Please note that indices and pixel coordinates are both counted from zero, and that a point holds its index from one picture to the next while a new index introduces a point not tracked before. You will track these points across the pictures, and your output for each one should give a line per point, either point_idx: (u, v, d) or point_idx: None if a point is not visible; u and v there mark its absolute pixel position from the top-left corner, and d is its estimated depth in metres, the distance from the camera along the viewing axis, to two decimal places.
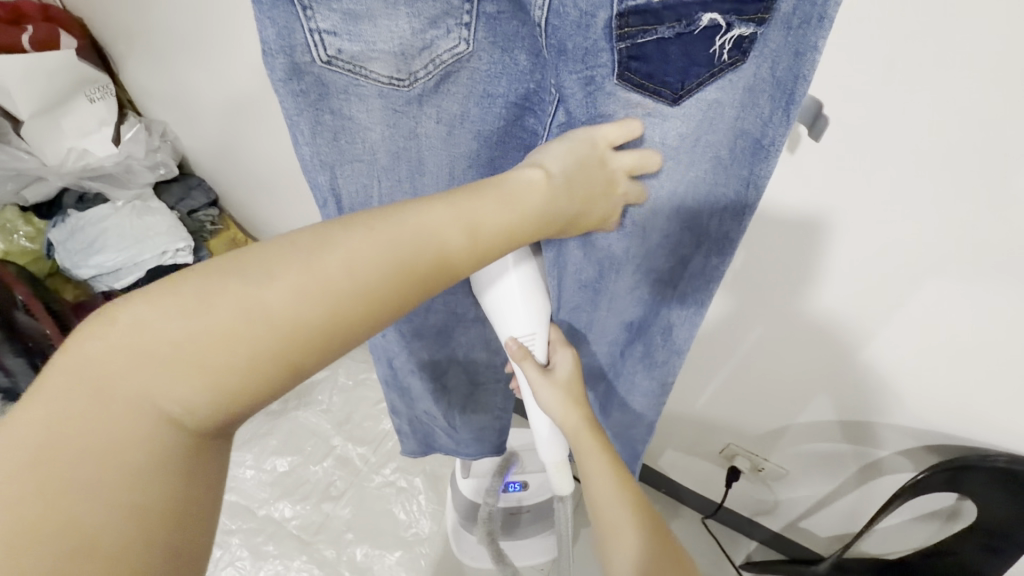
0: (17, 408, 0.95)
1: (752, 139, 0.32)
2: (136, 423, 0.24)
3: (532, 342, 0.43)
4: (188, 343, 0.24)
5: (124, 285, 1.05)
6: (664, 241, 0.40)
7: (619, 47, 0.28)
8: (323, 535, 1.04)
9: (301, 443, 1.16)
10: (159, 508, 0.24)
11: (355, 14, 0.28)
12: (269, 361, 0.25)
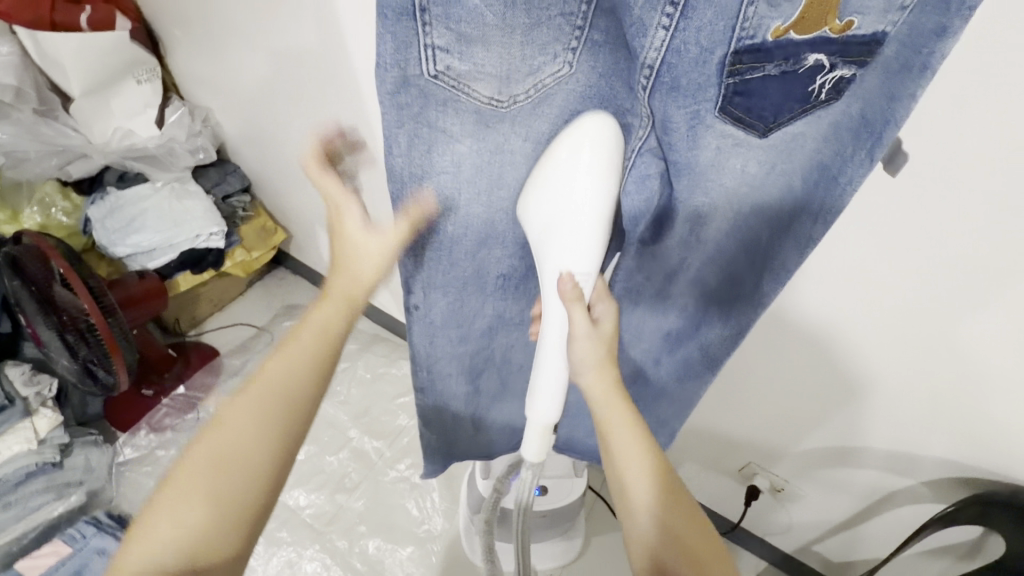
0: (46, 379, 0.97)
1: (828, 173, 0.34)
2: (233, 437, 0.40)
3: (587, 284, 0.36)
4: (256, 386, 0.41)
5: (157, 264, 1.07)
6: (716, 261, 0.43)
7: (728, 83, 0.29)
8: (337, 526, 1.05)
9: (317, 432, 1.17)
10: (245, 476, 0.39)
11: (469, 36, 0.29)
12: (302, 377, 0.42)
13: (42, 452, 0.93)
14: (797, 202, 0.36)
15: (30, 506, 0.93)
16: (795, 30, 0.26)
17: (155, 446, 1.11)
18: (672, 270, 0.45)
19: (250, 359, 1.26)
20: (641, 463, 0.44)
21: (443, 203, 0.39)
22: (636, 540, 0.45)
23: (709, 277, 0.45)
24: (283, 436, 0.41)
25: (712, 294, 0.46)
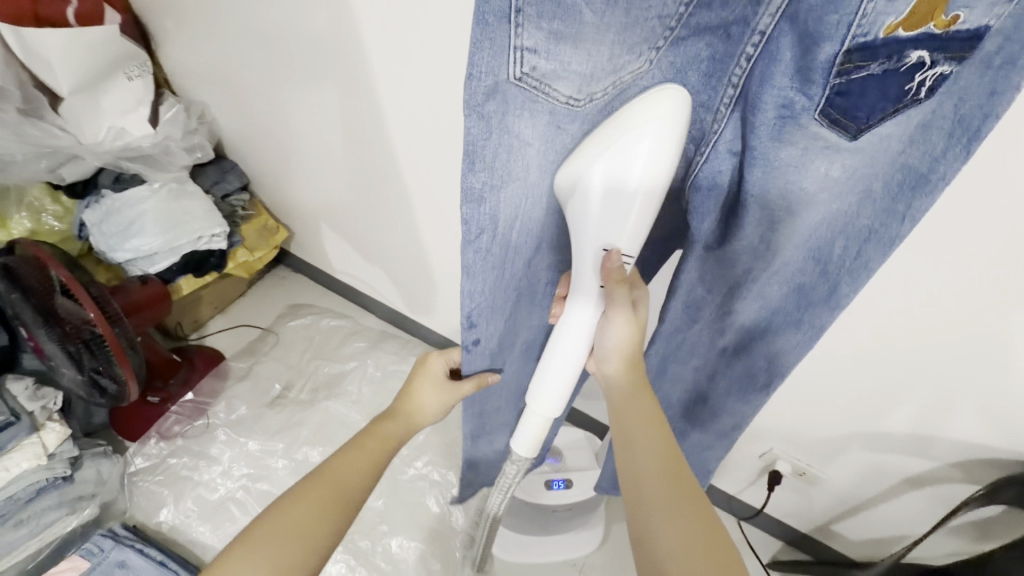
0: (51, 392, 0.93)
1: (916, 173, 0.33)
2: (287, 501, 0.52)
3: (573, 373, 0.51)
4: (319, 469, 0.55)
5: (159, 269, 1.04)
6: (787, 267, 0.42)
7: (833, 82, 0.29)
8: (358, 526, 1.04)
9: (331, 433, 1.16)
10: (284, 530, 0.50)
11: (560, 34, 0.29)
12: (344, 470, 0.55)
13: (53, 466, 0.90)
14: (883, 210, 0.35)
15: (43, 523, 0.90)
16: (904, 27, 0.27)
17: (167, 455, 1.08)
18: (738, 281, 0.46)
19: (257, 361, 1.24)
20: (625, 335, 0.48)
21: (514, 210, 0.40)
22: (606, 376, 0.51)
23: (777, 285, 0.44)
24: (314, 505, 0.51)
25: (780, 309, 0.45)
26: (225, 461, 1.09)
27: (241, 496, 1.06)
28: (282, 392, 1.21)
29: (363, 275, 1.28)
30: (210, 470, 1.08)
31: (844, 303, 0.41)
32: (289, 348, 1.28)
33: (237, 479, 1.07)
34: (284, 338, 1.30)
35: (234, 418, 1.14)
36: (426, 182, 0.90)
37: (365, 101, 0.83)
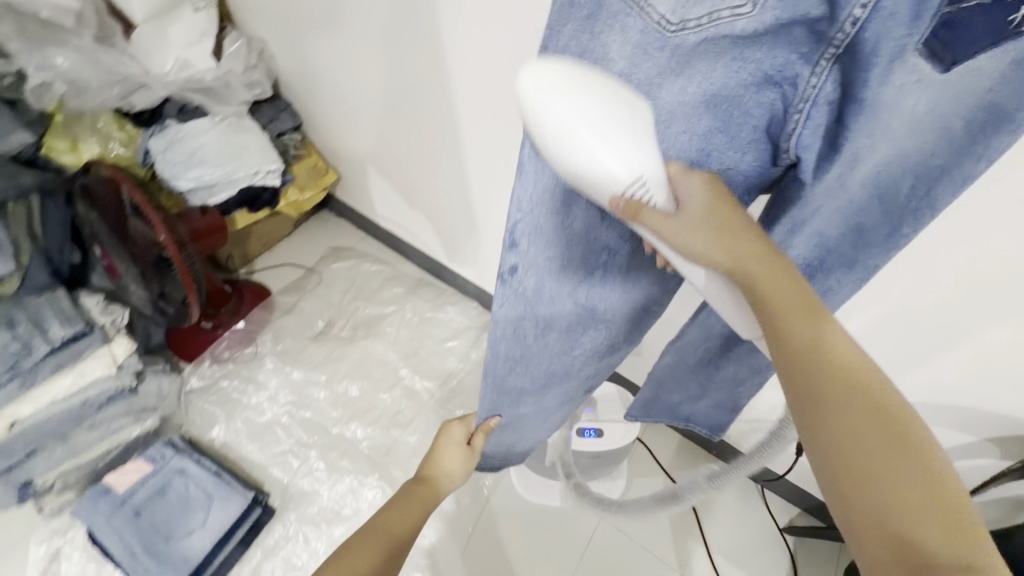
0: (119, 308, 1.00)
1: (1000, 111, 0.34)
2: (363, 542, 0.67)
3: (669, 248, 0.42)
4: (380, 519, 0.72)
5: (217, 201, 1.08)
6: (849, 204, 0.44)
7: (944, 12, 0.30)
8: (393, 457, 1.10)
9: (369, 370, 1.21)
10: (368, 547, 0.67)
11: None
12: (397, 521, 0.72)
13: (121, 377, 0.97)
14: (957, 148, 0.37)
15: (112, 427, 0.98)
16: None
17: (219, 376, 1.16)
18: (802, 219, 0.47)
19: (302, 298, 1.30)
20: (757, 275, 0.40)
21: None
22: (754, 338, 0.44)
23: (834, 222, 0.46)
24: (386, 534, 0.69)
25: (834, 244, 0.48)
26: (272, 387, 1.16)
27: (286, 420, 1.13)
28: (325, 328, 1.27)
29: (405, 223, 1.31)
30: (258, 394, 1.15)
31: (902, 240, 0.45)
32: (332, 288, 1.33)
33: (282, 405, 1.14)
34: (327, 278, 1.35)
35: (280, 348, 1.21)
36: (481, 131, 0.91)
37: (422, 41, 0.84)
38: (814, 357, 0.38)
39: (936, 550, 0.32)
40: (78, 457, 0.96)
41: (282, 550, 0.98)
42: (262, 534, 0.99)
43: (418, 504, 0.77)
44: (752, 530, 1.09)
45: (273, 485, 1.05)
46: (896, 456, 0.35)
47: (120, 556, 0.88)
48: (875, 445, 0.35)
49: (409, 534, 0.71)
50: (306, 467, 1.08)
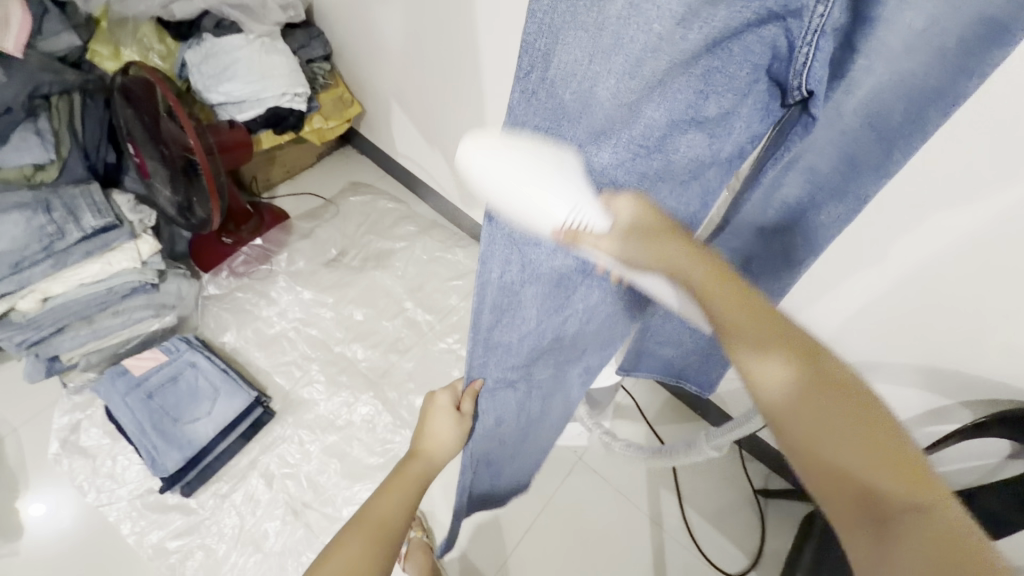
0: (147, 209, 1.07)
1: (995, 25, 0.34)
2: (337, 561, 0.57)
3: (580, 218, 0.37)
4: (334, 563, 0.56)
5: (245, 118, 1.12)
6: (842, 133, 0.45)
7: None
8: (389, 380, 1.16)
9: (375, 299, 1.26)
10: None
11: None
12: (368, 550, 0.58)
13: (145, 272, 1.04)
14: (954, 70, 0.37)
15: (133, 318, 1.05)
16: None
17: (234, 288, 1.22)
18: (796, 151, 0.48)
19: (319, 225, 1.35)
20: (731, 302, 0.38)
21: (596, 136, 0.36)
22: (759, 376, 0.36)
23: (829, 152, 0.48)
24: None
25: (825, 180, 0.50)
26: (283, 303, 1.22)
27: (293, 334, 1.19)
28: (337, 256, 1.32)
29: (423, 162, 1.34)
30: (269, 308, 1.21)
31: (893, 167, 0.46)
32: (347, 219, 1.38)
33: (290, 320, 1.21)
34: (343, 210, 1.40)
35: (293, 269, 1.27)
36: (499, 66, 0.93)
37: None
38: (755, 334, 0.37)
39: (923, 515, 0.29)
40: (102, 340, 1.04)
41: (278, 448, 1.06)
42: (261, 431, 1.06)
43: (411, 486, 0.67)
44: (725, 489, 1.12)
45: (275, 390, 1.12)
46: (831, 421, 0.34)
47: (131, 431, 0.96)
48: (815, 411, 0.34)
49: (391, 543, 0.60)
50: (307, 378, 1.14)
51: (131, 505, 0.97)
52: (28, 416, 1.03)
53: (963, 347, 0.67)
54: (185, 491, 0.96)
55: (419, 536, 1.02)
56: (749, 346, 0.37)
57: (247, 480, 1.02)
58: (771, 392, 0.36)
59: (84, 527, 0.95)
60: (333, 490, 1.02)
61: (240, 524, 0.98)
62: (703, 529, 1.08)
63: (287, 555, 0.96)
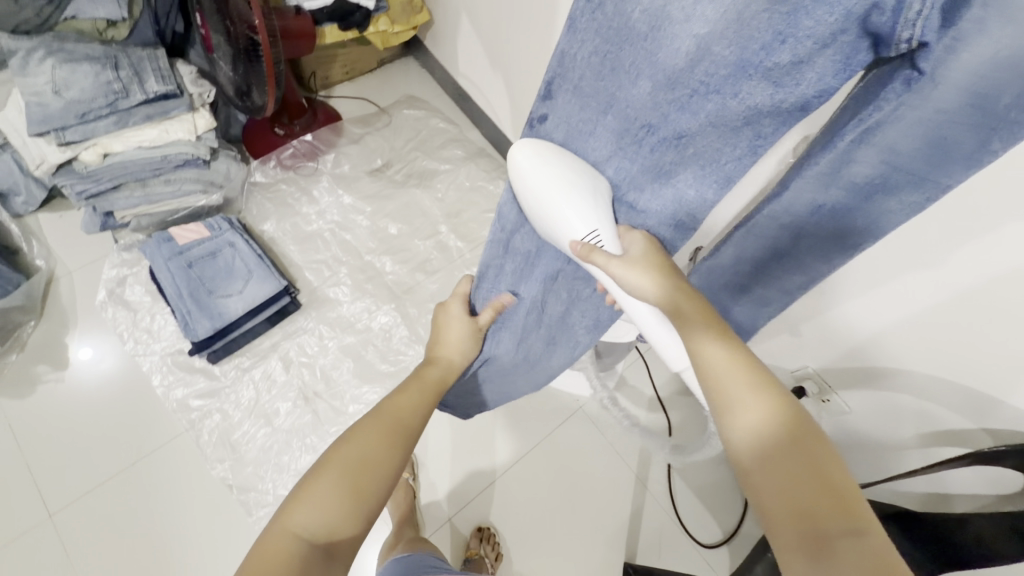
0: (207, 85, 1.08)
1: None
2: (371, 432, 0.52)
3: (596, 240, 0.52)
4: (365, 437, 0.51)
5: (313, 7, 1.09)
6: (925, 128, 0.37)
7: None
8: (411, 297, 1.18)
9: (412, 216, 1.27)
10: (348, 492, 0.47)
11: None
12: (402, 427, 0.55)
13: (198, 147, 1.06)
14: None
15: (183, 190, 1.09)
16: None
17: (279, 180, 1.25)
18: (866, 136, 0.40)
19: (369, 133, 1.35)
20: (727, 365, 0.47)
21: (609, 86, 0.46)
22: (739, 435, 0.45)
23: (906, 144, 0.39)
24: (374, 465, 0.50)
25: (904, 164, 0.41)
26: (323, 203, 1.24)
27: (328, 235, 1.22)
28: (381, 167, 1.31)
29: (482, 86, 1.30)
30: (309, 206, 1.24)
31: (989, 159, 0.37)
32: (398, 132, 1.37)
33: (328, 221, 1.23)
34: (396, 122, 1.38)
35: (338, 171, 1.28)
36: None
37: None
38: (719, 369, 0.47)
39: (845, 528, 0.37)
40: (153, 206, 1.08)
41: (299, 338, 1.11)
42: (286, 319, 1.12)
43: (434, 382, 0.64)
44: (716, 466, 1.13)
45: (304, 285, 1.16)
46: (793, 456, 0.41)
47: (170, 293, 1.02)
48: (760, 428, 0.44)
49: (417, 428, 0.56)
50: (336, 280, 1.18)
51: (163, 360, 1.05)
52: (83, 262, 1.11)
53: (987, 373, 0.61)
54: (211, 358, 1.04)
55: (405, 478, 1.04)
56: (707, 360, 0.48)
57: (267, 360, 1.08)
58: (744, 434, 0.44)
59: (122, 370, 1.04)
60: (343, 386, 1.08)
61: (256, 397, 1.05)
62: (686, 499, 1.10)
63: (293, 435, 1.03)
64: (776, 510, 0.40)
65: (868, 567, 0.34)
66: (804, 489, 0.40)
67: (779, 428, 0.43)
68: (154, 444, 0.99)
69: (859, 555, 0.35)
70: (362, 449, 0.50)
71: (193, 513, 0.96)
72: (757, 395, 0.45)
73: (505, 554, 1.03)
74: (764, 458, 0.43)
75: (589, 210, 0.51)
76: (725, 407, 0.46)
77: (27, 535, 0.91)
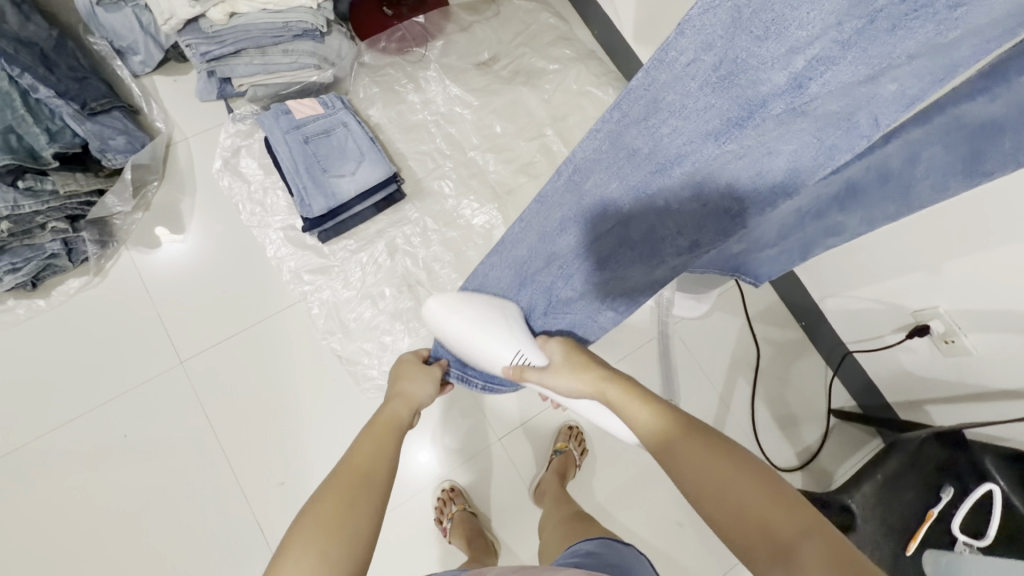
0: None
1: None
2: (339, 494, 0.56)
3: (522, 359, 0.70)
4: (328, 504, 0.54)
5: None
6: None
7: None
8: (513, 198, 1.16)
9: (517, 116, 1.22)
10: (322, 556, 0.50)
11: None
12: (360, 479, 0.58)
13: (317, 17, 1.03)
14: None
15: (298, 62, 1.07)
16: None
17: (385, 63, 1.21)
18: None
19: (478, 21, 1.27)
20: (647, 415, 0.60)
21: None
22: (679, 479, 0.53)
23: None
24: (343, 528, 0.53)
25: None
26: (429, 93, 1.21)
27: (433, 127, 1.19)
28: (488, 61, 1.25)
29: None
30: (414, 94, 1.20)
31: None
32: (506, 24, 1.28)
33: (433, 112, 1.20)
34: (504, 12, 1.29)
35: (444, 60, 1.23)
36: None
37: None
38: (639, 429, 0.60)
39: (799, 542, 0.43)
40: (270, 76, 1.07)
41: (404, 227, 1.12)
42: (392, 207, 1.12)
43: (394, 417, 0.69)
44: (801, 400, 1.15)
45: (408, 175, 1.16)
46: (723, 480, 0.50)
47: (288, 168, 1.03)
48: (694, 469, 0.52)
49: (378, 469, 0.61)
50: (440, 173, 1.17)
51: (277, 234, 1.09)
52: (199, 130, 1.13)
53: None
54: (322, 236, 1.06)
55: (460, 510, 1.00)
56: (638, 421, 0.59)
57: (374, 245, 1.11)
58: (688, 478, 0.52)
59: (237, 241, 1.08)
60: (444, 278, 1.10)
61: (362, 278, 1.09)
62: (766, 424, 1.13)
63: (396, 317, 1.07)
64: (738, 535, 0.46)
65: (826, 561, 0.40)
66: (747, 504, 0.47)
67: (715, 467, 0.51)
68: (269, 311, 1.05)
69: (817, 551, 0.41)
70: (329, 513, 0.54)
71: (307, 377, 1.03)
72: (683, 441, 0.55)
73: (588, 451, 1.09)
74: (705, 493, 0.50)
75: (499, 347, 0.69)
76: (663, 461, 0.56)
77: (160, 376, 1.00)
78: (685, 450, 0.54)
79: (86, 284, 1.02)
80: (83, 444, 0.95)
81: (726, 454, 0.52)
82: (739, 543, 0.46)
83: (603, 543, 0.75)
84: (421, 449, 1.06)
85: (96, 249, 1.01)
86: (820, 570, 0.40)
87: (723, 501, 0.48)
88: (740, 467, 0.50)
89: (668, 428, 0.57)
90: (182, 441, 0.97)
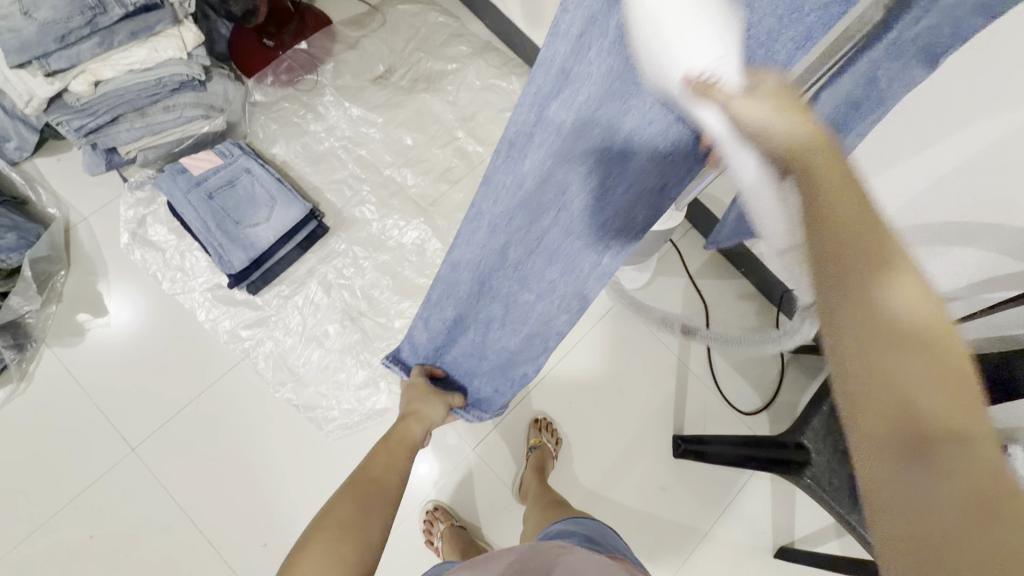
0: None
1: None
2: (361, 494, 0.65)
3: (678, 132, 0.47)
4: (351, 496, 0.64)
5: None
6: None
7: None
8: (438, 208, 1.15)
9: (425, 124, 1.19)
10: (355, 528, 0.60)
11: (606, 75, 0.41)
12: (381, 483, 0.69)
13: (192, 66, 0.98)
14: None
15: (184, 116, 1.03)
16: None
17: (280, 98, 1.17)
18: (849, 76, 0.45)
19: (365, 35, 1.24)
20: (852, 203, 0.35)
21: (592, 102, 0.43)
22: (851, 329, 0.33)
23: None
24: (364, 511, 0.63)
25: None
26: (331, 119, 1.18)
27: (343, 153, 1.16)
28: (384, 74, 1.22)
29: None
30: (316, 123, 1.17)
31: None
32: (395, 32, 1.25)
33: (339, 138, 1.17)
34: (390, 21, 1.25)
35: (339, 83, 1.19)
36: None
37: None
38: (813, 159, 0.38)
39: (946, 451, 0.30)
40: (156, 136, 1.03)
41: (334, 261, 1.10)
42: (317, 243, 1.10)
43: (392, 460, 0.74)
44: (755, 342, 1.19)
45: (328, 207, 1.13)
46: (908, 361, 0.32)
47: (198, 227, 0.99)
48: (868, 313, 0.33)
49: (388, 486, 0.69)
50: (359, 199, 1.14)
51: (204, 296, 1.05)
52: (97, 207, 1.07)
53: None
54: (250, 289, 1.02)
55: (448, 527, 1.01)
56: (823, 203, 0.36)
57: (307, 286, 1.08)
58: (843, 318, 0.34)
59: (163, 312, 1.04)
60: (386, 303, 1.08)
61: (303, 322, 1.06)
62: (725, 373, 1.17)
63: (346, 352, 1.06)
64: (869, 422, 0.32)
65: (971, 487, 0.28)
66: (915, 398, 0.31)
67: (868, 330, 0.33)
68: (214, 375, 1.02)
69: (968, 459, 0.29)
70: (353, 502, 0.63)
71: (267, 433, 1.01)
72: (861, 234, 0.34)
73: (562, 439, 1.11)
74: (861, 374, 0.33)
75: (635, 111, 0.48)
76: (832, 271, 0.35)
77: (115, 468, 0.96)
78: (859, 268, 0.34)
79: (12, 393, 0.97)
80: (49, 556, 0.92)
81: (930, 323, 0.32)
82: (862, 418, 0.33)
83: (575, 520, 0.80)
84: (420, 462, 1.07)
85: (13, 355, 0.96)
86: (955, 483, 0.29)
87: (860, 367, 0.33)
88: (927, 328, 0.32)
89: (859, 209, 0.35)
90: (152, 528, 0.95)
